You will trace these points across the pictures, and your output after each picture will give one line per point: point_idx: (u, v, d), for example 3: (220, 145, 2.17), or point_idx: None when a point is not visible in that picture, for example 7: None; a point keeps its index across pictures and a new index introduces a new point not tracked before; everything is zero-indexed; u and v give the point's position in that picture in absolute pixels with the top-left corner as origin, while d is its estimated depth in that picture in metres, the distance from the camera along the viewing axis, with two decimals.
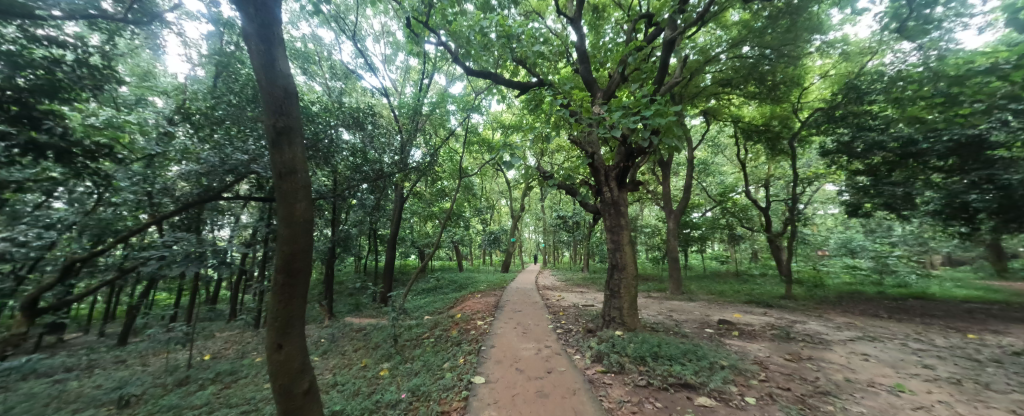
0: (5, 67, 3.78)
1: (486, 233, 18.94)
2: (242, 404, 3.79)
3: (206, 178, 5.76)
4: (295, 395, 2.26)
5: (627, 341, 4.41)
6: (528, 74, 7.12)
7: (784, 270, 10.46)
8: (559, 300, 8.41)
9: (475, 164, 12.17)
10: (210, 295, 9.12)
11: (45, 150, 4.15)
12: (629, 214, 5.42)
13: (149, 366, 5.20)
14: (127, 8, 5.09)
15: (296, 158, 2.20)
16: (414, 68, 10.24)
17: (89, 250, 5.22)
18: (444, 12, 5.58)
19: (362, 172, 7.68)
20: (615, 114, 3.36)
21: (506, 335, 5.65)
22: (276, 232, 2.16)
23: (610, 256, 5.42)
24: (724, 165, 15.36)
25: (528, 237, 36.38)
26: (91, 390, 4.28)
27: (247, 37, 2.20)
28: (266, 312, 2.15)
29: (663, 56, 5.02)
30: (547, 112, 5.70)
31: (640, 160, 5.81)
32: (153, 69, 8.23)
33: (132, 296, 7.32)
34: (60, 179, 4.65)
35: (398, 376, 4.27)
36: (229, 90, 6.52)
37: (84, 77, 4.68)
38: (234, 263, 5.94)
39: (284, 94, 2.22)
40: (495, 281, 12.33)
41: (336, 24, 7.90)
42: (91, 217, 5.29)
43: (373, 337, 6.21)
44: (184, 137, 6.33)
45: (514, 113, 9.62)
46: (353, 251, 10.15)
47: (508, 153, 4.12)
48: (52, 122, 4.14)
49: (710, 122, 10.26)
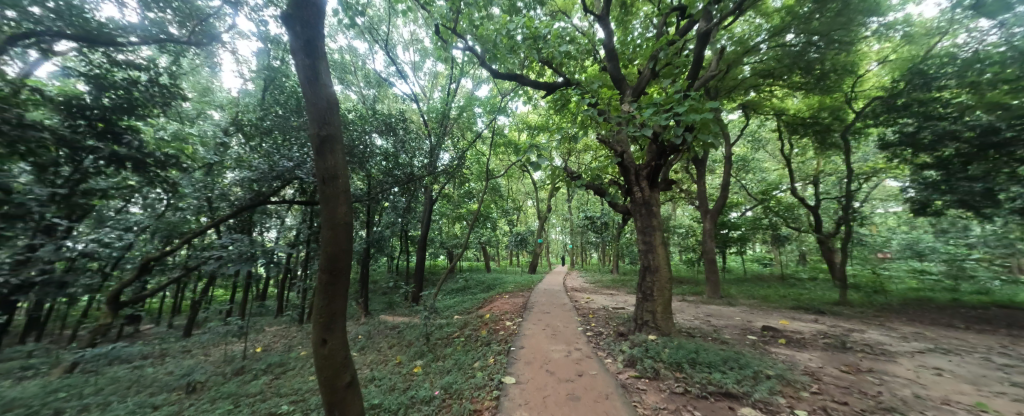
0: (93, 90, 4.54)
1: (513, 234, 18.96)
2: (291, 393, 4.06)
3: (257, 184, 6.23)
4: (338, 387, 2.39)
5: (661, 346, 4.25)
6: (555, 75, 7.08)
7: (837, 274, 9.63)
8: (588, 302, 8.29)
9: (502, 165, 12.28)
10: (260, 293, 9.88)
11: (125, 162, 4.72)
12: (661, 214, 5.24)
13: (210, 356, 5.72)
14: (191, 32, 5.68)
15: (338, 164, 2.33)
16: (442, 73, 10.51)
17: (160, 250, 5.83)
18: (471, 17, 5.68)
19: (394, 175, 7.97)
20: (646, 112, 3.23)
21: (535, 336, 5.64)
22: (320, 234, 2.30)
23: (641, 258, 5.26)
24: (765, 160, 14.40)
25: (554, 238, 36.07)
26: (164, 375, 4.77)
27: (294, 52, 2.37)
28: (312, 308, 2.30)
29: (698, 49, 4.79)
30: (575, 112, 5.64)
31: (674, 159, 5.58)
32: (211, 85, 9.05)
33: (195, 292, 8.07)
34: (137, 186, 5.22)
35: (431, 373, 4.39)
36: (275, 103, 7.01)
37: (156, 95, 5.25)
38: (281, 262, 6.39)
39: (327, 104, 2.36)
40: (522, 282, 12.35)
41: (370, 35, 8.29)
42: (162, 220, 5.90)
43: (406, 335, 6.42)
44: (237, 147, 6.89)
45: (540, 113, 9.59)
46: (387, 252, 10.59)
47: (536, 154, 4.11)
48: (132, 137, 4.74)
49: (749, 116, 9.69)
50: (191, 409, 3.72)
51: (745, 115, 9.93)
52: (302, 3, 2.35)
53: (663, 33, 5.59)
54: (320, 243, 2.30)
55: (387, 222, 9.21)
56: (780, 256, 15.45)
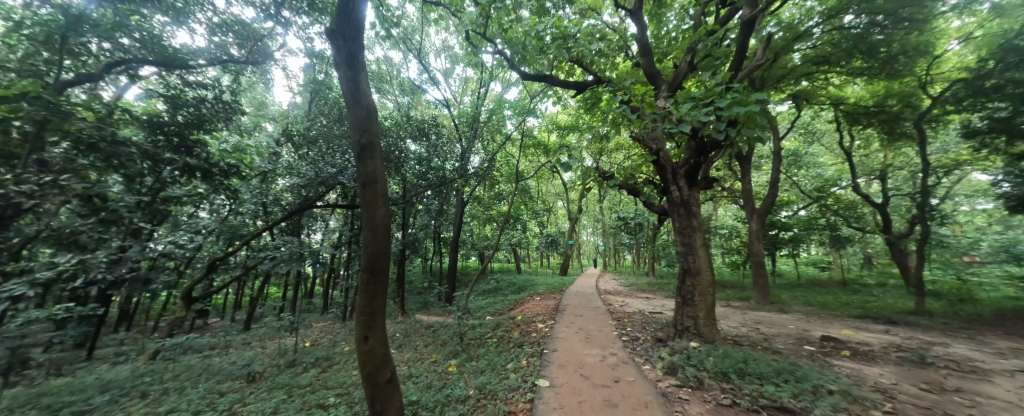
0: (170, 108, 5.17)
1: (543, 235, 18.80)
2: (337, 386, 4.30)
3: (305, 189, 6.69)
4: (379, 383, 2.50)
5: (705, 353, 4.02)
6: (585, 74, 6.98)
7: (910, 279, 8.58)
8: (623, 306, 8.03)
9: (532, 167, 12.27)
10: (308, 291, 10.60)
11: (195, 171, 5.30)
12: (703, 214, 4.95)
13: (266, 349, 6.22)
14: (249, 52, 6.25)
15: (377, 169, 2.45)
16: (472, 78, 10.71)
17: (224, 251, 6.44)
18: (501, 21, 5.74)
19: (427, 178, 8.24)
20: (685, 107, 3.05)
21: (568, 339, 5.55)
22: (361, 235, 2.43)
23: (681, 260, 5.01)
24: (820, 154, 13.18)
25: (585, 240, 35.37)
26: (229, 365, 5.25)
27: (337, 65, 2.52)
28: (355, 306, 2.43)
29: (742, 38, 4.49)
30: (606, 110, 5.52)
31: (716, 155, 5.28)
32: (265, 100, 9.90)
33: (252, 290, 8.82)
34: (205, 193, 5.81)
35: (465, 373, 4.46)
36: (320, 113, 7.50)
37: (220, 111, 5.83)
38: (325, 263, 6.81)
39: (367, 113, 2.49)
40: (554, 284, 12.21)
41: (404, 45, 8.66)
42: (226, 223, 6.53)
43: (441, 334, 6.59)
44: (288, 156, 7.46)
45: (570, 112, 9.47)
46: (422, 253, 10.94)
47: (567, 154, 4.05)
48: (201, 149, 5.32)
49: (800, 107, 8.93)
50: (251, 397, 4.05)
51: (795, 107, 9.18)
52: (345, 20, 2.50)
53: (701, 24, 5.30)
54: (361, 244, 2.42)
55: (421, 224, 9.55)
56: (840, 259, 14.04)
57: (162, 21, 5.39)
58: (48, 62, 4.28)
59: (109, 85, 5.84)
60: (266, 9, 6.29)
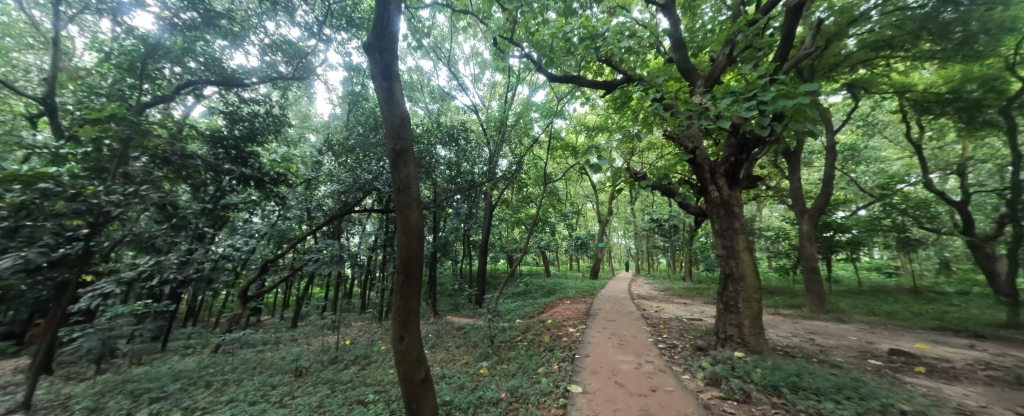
0: (229, 123, 5.70)
1: (573, 238, 18.51)
2: (376, 384, 4.48)
3: (345, 195, 7.07)
4: (414, 382, 2.57)
5: (752, 365, 3.75)
6: (614, 73, 6.84)
7: (1000, 287, 7.50)
8: (658, 311, 7.71)
9: (560, 169, 12.18)
10: (348, 291, 11.19)
11: (250, 181, 5.79)
12: (746, 215, 4.65)
13: (311, 345, 6.61)
14: (294, 69, 6.77)
15: (410, 175, 2.54)
16: (500, 82, 10.85)
17: (273, 254, 6.95)
18: (528, 25, 5.78)
19: (457, 182, 8.44)
20: (723, 102, 2.87)
21: (601, 345, 5.41)
22: (396, 239, 2.53)
23: (722, 264, 4.74)
24: (882, 147, 11.93)
25: (617, 242, 34.36)
26: (279, 359, 5.65)
27: (373, 77, 2.65)
28: (391, 306, 2.52)
29: (788, 25, 4.18)
30: (638, 109, 5.36)
31: (759, 152, 4.94)
32: (309, 112, 10.65)
33: (298, 290, 9.44)
34: (258, 200, 6.32)
35: (497, 376, 4.48)
36: (358, 123, 7.92)
37: (270, 124, 6.34)
38: (363, 265, 7.13)
39: (401, 121, 2.60)
40: (584, 288, 11.97)
41: (434, 54, 8.96)
42: (276, 228, 7.06)
43: (472, 336, 6.67)
44: (329, 164, 7.94)
45: (599, 112, 9.28)
46: (452, 256, 11.18)
47: (597, 155, 3.97)
48: (254, 160, 5.80)
49: (857, 97, 8.13)
50: (299, 391, 4.31)
51: (851, 97, 8.38)
52: (381, 35, 2.63)
53: (740, 14, 5.00)
54: (396, 247, 2.52)
55: (451, 228, 9.79)
56: (909, 263, 12.58)
57: (222, 45, 6.00)
58: (131, 86, 5.07)
59: (179, 105, 6.55)
60: (310, 29, 6.76)
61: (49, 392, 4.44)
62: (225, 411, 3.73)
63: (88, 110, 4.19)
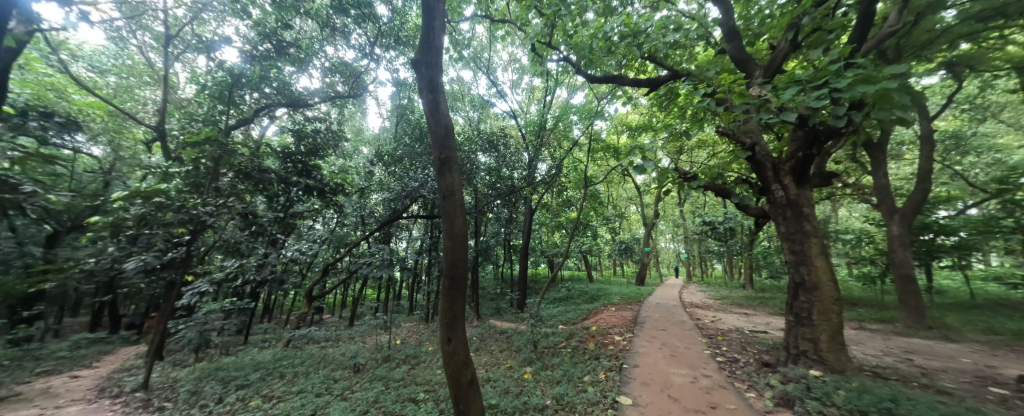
0: (296, 140, 6.37)
1: (616, 243, 17.82)
2: (425, 383, 4.66)
3: (393, 202, 7.49)
4: (462, 384, 2.62)
5: (832, 386, 3.31)
6: (659, 69, 6.52)
7: None
8: (715, 321, 7.13)
9: (602, 171, 11.84)
10: (398, 293, 11.81)
11: (313, 191, 6.39)
12: (818, 217, 4.16)
13: (366, 343, 7.06)
14: (349, 87, 7.40)
15: (454, 182, 2.63)
16: (538, 87, 10.87)
17: (333, 258, 7.58)
18: (566, 28, 5.75)
19: (496, 188, 8.58)
20: (786, 93, 2.59)
21: (651, 355, 5.13)
22: (442, 243, 2.63)
23: (791, 271, 4.27)
24: (996, 133, 10.00)
25: (665, 246, 32.49)
26: (340, 355, 6.12)
27: (420, 91, 2.80)
28: (439, 309, 2.62)
29: (868, 0, 3.69)
30: (686, 105, 5.06)
31: (833, 146, 4.42)
32: (362, 126, 11.54)
33: (354, 291, 10.15)
34: (320, 208, 6.94)
35: (541, 382, 4.44)
36: (405, 133, 8.39)
37: (330, 139, 6.98)
38: (410, 268, 7.48)
39: (445, 131, 2.70)
40: (630, 294, 11.49)
41: (474, 64, 9.24)
42: (335, 234, 7.68)
43: (515, 341, 6.69)
44: (379, 174, 8.49)
45: (642, 110, 8.89)
46: (494, 260, 11.31)
47: (643, 156, 3.80)
48: (317, 172, 6.40)
49: (959, 76, 6.90)
50: (358, 386, 4.61)
51: (950, 77, 7.14)
52: (427, 51, 2.76)
53: None
54: (442, 251, 2.63)
55: (492, 232, 9.98)
56: None
57: (291, 71, 6.76)
58: (221, 112, 5.92)
59: (256, 126, 7.46)
60: (362, 49, 7.34)
61: (160, 375, 5.22)
62: (296, 401, 4.11)
63: (189, 134, 4.92)
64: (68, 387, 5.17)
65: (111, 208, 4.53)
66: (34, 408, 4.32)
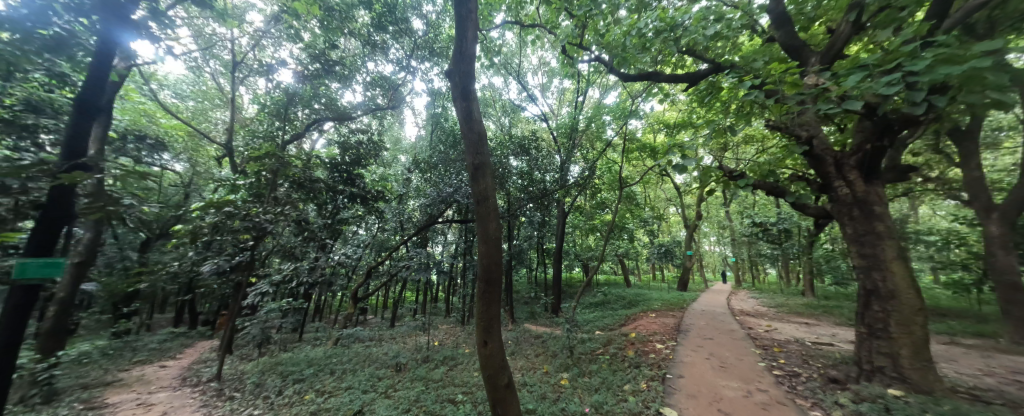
0: (342, 151, 6.84)
1: (654, 246, 17.05)
2: (463, 385, 4.73)
3: (429, 208, 7.75)
4: (499, 387, 2.62)
5: (918, 408, 2.90)
6: (698, 63, 6.19)
7: None
8: (769, 331, 6.56)
9: (637, 172, 11.42)
10: (435, 296, 12.19)
11: (358, 198, 6.80)
12: (892, 216, 3.70)
13: (407, 344, 7.35)
14: (388, 99, 7.83)
15: (487, 187, 2.67)
16: (569, 89, 10.78)
17: (375, 262, 8.00)
18: (597, 27, 5.67)
19: (528, 191, 8.61)
20: (848, 80, 2.34)
21: (697, 365, 4.83)
22: (476, 247, 2.69)
23: (861, 277, 3.82)
24: None
25: (709, 249, 30.55)
26: (383, 353, 6.42)
27: (454, 100, 2.89)
28: (475, 312, 2.66)
29: None
30: (730, 99, 4.77)
31: (909, 136, 3.94)
32: (399, 136, 12.16)
33: (394, 293, 10.61)
34: (363, 214, 7.36)
35: (579, 389, 4.34)
36: (440, 141, 8.69)
37: (371, 149, 7.42)
38: (446, 272, 7.69)
39: (478, 137, 2.77)
40: (672, 300, 10.91)
41: (505, 69, 9.38)
42: (376, 238, 8.12)
43: (550, 345, 6.62)
44: (416, 180, 8.86)
45: (680, 107, 8.48)
46: (527, 264, 11.31)
47: (683, 154, 3.62)
48: (360, 180, 6.80)
49: None
50: (400, 385, 4.79)
51: None
52: (460, 60, 2.85)
53: None
54: (477, 255, 2.68)
55: (525, 236, 10.05)
56: None
57: (337, 88, 7.30)
58: (278, 128, 6.55)
59: (308, 139, 8.13)
60: (400, 63, 7.75)
61: (230, 368, 5.81)
62: (345, 396, 4.37)
63: (253, 150, 5.49)
64: (158, 375, 5.90)
65: (190, 217, 5.14)
66: (132, 392, 4.99)
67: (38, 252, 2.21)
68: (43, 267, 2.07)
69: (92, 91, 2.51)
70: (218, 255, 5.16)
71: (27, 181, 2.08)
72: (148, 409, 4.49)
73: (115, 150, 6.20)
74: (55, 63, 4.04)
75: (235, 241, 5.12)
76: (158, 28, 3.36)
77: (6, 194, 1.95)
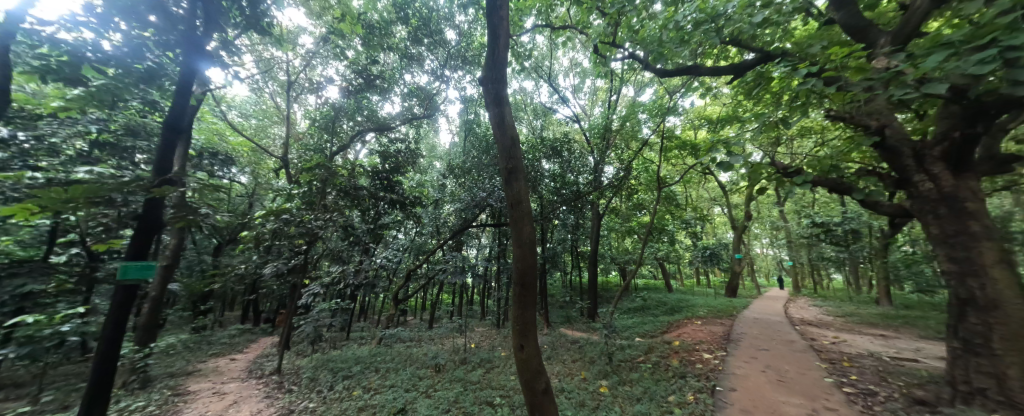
0: (383, 160, 7.23)
1: (698, 249, 16.08)
2: (500, 388, 4.75)
3: (464, 212, 7.92)
4: (536, 392, 2.56)
5: None
6: (743, 52, 5.79)
7: None
8: (836, 343, 5.89)
9: (677, 171, 10.88)
10: (471, 299, 12.40)
11: (397, 204, 7.14)
12: (990, 213, 3.19)
13: (445, 345, 7.56)
14: (423, 109, 8.19)
15: (521, 191, 2.68)
16: (602, 88, 10.55)
17: (414, 265, 8.33)
18: (631, 24, 5.51)
19: (561, 194, 8.51)
20: (928, 60, 2.07)
21: (750, 378, 4.48)
22: (511, 250, 2.69)
23: (952, 284, 3.32)
24: None
25: (760, 251, 28.23)
26: (422, 354, 6.62)
27: (486, 107, 2.94)
28: (510, 315, 2.66)
29: None
30: (782, 90, 4.40)
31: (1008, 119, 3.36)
32: (434, 143, 12.64)
33: (432, 296, 10.95)
34: (402, 220, 7.69)
35: (620, 398, 4.18)
36: (473, 146, 8.90)
37: (408, 157, 7.79)
38: (480, 275, 7.81)
39: (511, 141, 2.78)
40: (718, 306, 10.21)
41: (536, 73, 9.41)
42: (415, 242, 8.46)
43: (587, 351, 6.45)
44: (451, 186, 9.12)
45: (723, 100, 7.96)
46: (561, 267, 11.17)
47: (730, 151, 3.39)
48: (399, 187, 7.15)
49: None
50: (439, 385, 4.90)
51: None
52: (492, 67, 2.89)
53: None
54: (512, 258, 2.68)
55: (559, 239, 10.02)
56: None
57: (378, 100, 7.75)
58: (326, 141, 7.08)
59: (352, 149, 8.70)
60: (435, 73, 8.06)
61: (288, 362, 6.31)
62: (389, 394, 4.56)
63: (305, 161, 5.97)
64: (228, 367, 6.56)
65: (254, 224, 5.69)
66: (208, 382, 5.59)
67: (137, 257, 2.56)
68: (141, 269, 2.39)
69: (176, 115, 2.81)
70: (277, 258, 5.66)
71: (129, 194, 2.41)
72: (221, 397, 5.01)
73: (193, 166, 7.05)
74: (149, 93, 4.71)
75: (291, 246, 5.59)
76: (227, 56, 3.78)
77: (114, 206, 2.29)
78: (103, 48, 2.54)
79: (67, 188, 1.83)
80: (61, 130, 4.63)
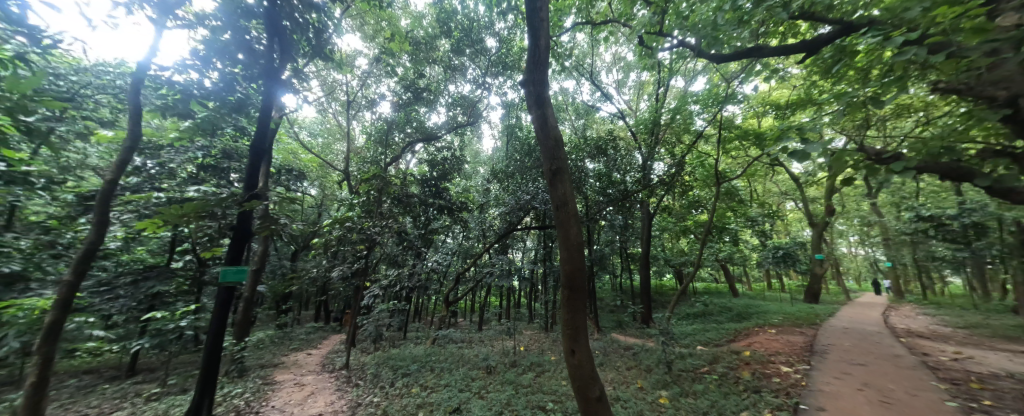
0: (431, 167, 7.60)
1: (766, 249, 14.47)
2: (552, 393, 4.67)
3: (508, 216, 7.95)
4: (590, 399, 2.46)
5: None
6: (816, 27, 5.13)
7: None
8: (956, 361, 4.89)
9: (738, 164, 9.94)
10: (518, 302, 12.45)
11: (445, 210, 7.42)
12: None
13: (494, 347, 7.65)
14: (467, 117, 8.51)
15: (566, 192, 2.62)
16: (648, 81, 10.03)
17: (463, 268, 8.57)
18: (679, 10, 5.16)
19: (607, 193, 8.22)
20: None
21: (842, 397, 3.90)
22: (558, 253, 2.65)
23: None
24: None
25: (848, 250, 24.61)
26: (473, 355, 6.78)
27: (528, 110, 2.94)
28: (561, 318, 2.59)
29: None
30: (868, 64, 3.82)
31: None
32: (478, 150, 13.02)
33: (481, 299, 11.18)
34: (450, 225, 7.97)
35: (683, 410, 3.88)
36: (515, 150, 8.99)
37: (454, 163, 8.13)
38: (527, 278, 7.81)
39: (555, 143, 2.74)
40: (795, 313, 9.07)
41: (576, 72, 9.26)
42: (463, 246, 8.71)
43: (643, 359, 6.11)
44: (495, 190, 9.29)
45: (792, 82, 7.12)
46: (610, 269, 10.75)
47: (805, 138, 3.02)
48: (446, 193, 7.45)
49: None
50: (491, 387, 4.96)
51: None
52: (533, 69, 2.87)
53: None
54: (560, 261, 2.63)
55: (607, 240, 9.74)
56: None
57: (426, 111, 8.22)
58: (380, 153, 7.66)
59: (404, 160, 9.31)
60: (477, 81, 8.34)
61: (353, 359, 6.85)
62: (445, 393, 4.73)
63: (364, 173, 6.48)
64: (305, 360, 7.31)
65: (322, 232, 6.29)
66: (289, 373, 6.27)
67: (234, 262, 2.96)
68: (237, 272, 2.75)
69: (260, 138, 3.19)
70: (342, 263, 6.19)
71: (226, 209, 2.79)
72: (299, 387, 5.59)
73: (273, 182, 8.04)
74: (239, 120, 5.46)
75: (353, 251, 6.07)
76: (299, 83, 4.23)
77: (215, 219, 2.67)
78: (204, 86, 2.97)
79: (182, 205, 2.17)
80: (177, 157, 5.66)
